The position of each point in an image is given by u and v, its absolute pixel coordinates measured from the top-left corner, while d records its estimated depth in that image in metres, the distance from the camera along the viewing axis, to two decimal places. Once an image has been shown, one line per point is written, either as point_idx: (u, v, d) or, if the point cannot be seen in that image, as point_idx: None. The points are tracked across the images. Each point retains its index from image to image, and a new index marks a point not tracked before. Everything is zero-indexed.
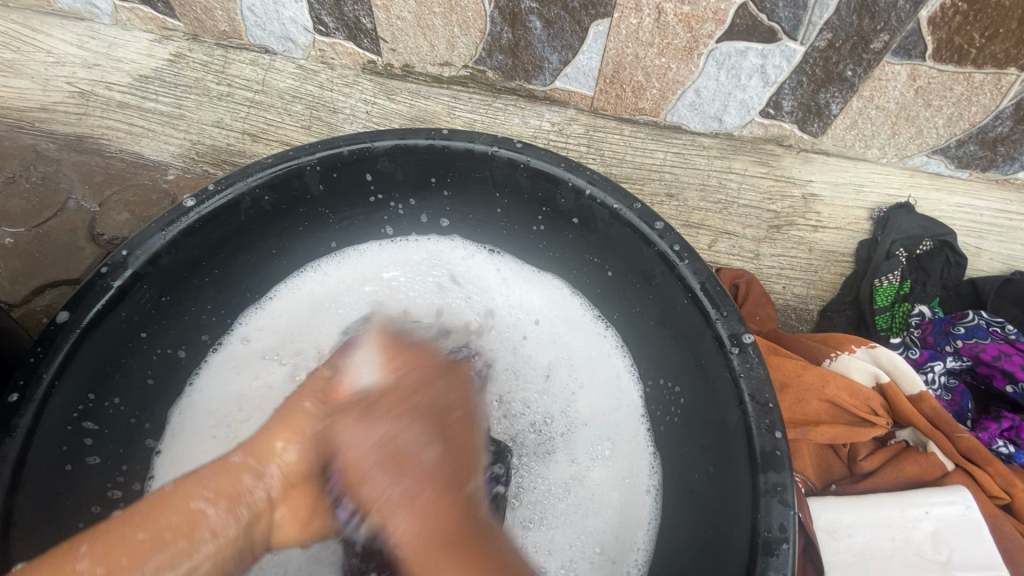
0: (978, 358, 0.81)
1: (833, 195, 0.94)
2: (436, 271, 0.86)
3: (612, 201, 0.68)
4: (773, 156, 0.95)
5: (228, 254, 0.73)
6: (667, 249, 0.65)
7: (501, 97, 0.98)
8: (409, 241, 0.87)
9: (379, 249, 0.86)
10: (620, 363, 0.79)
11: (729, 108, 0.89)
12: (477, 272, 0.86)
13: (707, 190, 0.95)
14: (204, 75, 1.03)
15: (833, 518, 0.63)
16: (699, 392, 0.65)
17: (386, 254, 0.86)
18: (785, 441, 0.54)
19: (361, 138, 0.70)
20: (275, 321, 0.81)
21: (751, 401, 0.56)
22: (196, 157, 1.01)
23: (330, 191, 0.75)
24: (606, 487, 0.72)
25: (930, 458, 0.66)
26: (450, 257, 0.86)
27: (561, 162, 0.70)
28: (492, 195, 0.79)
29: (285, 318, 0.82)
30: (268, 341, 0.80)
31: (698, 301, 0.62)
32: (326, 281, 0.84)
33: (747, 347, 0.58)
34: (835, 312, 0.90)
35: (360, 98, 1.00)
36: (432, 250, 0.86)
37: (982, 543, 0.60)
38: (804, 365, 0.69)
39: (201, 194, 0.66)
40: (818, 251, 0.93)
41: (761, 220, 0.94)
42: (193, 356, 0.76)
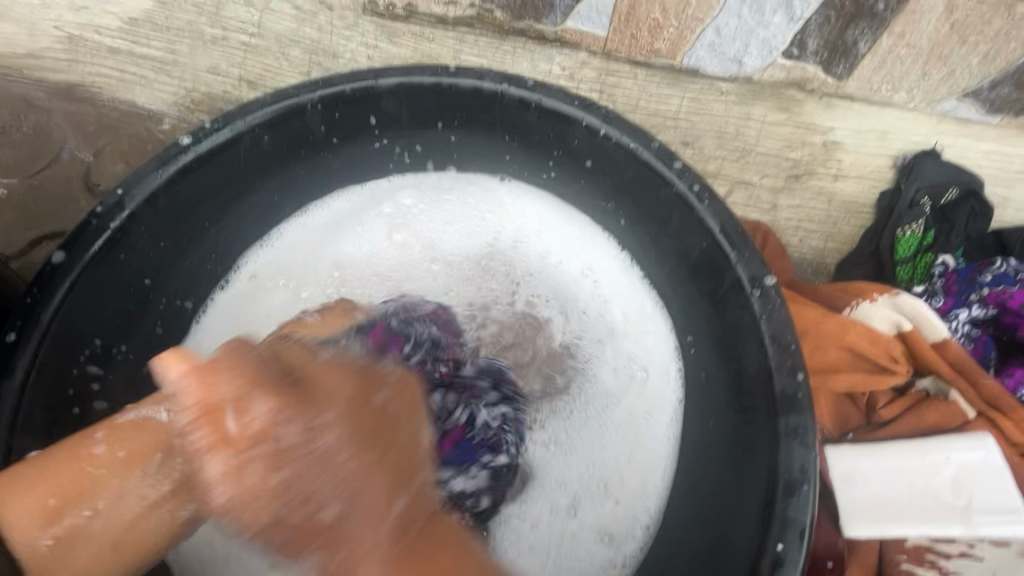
0: (1003, 306, 0.81)
1: (856, 142, 0.90)
2: (450, 207, 0.80)
3: (629, 140, 0.65)
4: (794, 102, 0.89)
5: (229, 199, 0.71)
6: (686, 190, 0.62)
7: (509, 39, 0.92)
8: (418, 173, 0.81)
9: (388, 181, 0.80)
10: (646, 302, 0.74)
11: (751, 49, 0.84)
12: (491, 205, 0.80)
13: (723, 138, 0.91)
14: (196, 16, 0.96)
15: (852, 465, 0.62)
16: (717, 339, 0.63)
17: (395, 186, 0.80)
18: (806, 383, 0.53)
19: (363, 75, 0.67)
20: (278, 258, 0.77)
21: (773, 343, 0.55)
22: (190, 105, 0.99)
23: (332, 134, 0.72)
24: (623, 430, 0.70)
25: (952, 405, 0.64)
26: (461, 190, 0.80)
27: (574, 99, 0.67)
28: (502, 138, 0.75)
29: (290, 254, 0.77)
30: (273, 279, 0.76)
31: (718, 244, 0.60)
32: (331, 215, 0.79)
33: (769, 290, 0.57)
34: (853, 265, 0.90)
35: (361, 41, 0.95)
36: (443, 184, 0.80)
37: (1003, 487, 0.59)
38: (824, 313, 0.68)
39: (197, 132, 0.63)
40: (837, 202, 0.90)
41: (779, 170, 0.91)
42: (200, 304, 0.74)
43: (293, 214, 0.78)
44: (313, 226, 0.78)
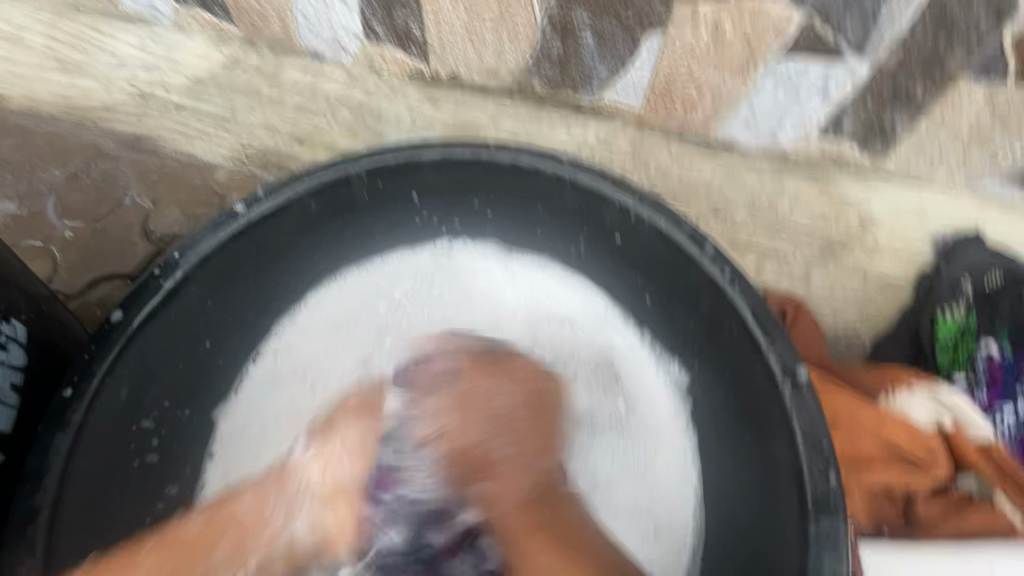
0: None
1: (892, 219, 0.89)
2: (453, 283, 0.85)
3: (661, 221, 0.66)
4: (828, 176, 0.90)
5: (271, 258, 0.74)
6: (717, 274, 0.63)
7: (546, 108, 0.96)
8: (432, 249, 0.85)
9: (404, 258, 0.85)
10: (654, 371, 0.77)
11: (785, 123, 0.85)
12: (499, 281, 0.85)
13: (755, 210, 0.92)
14: (255, 78, 1.04)
15: (887, 569, 0.59)
16: (746, 426, 0.63)
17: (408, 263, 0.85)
18: (838, 485, 0.52)
19: (407, 149, 0.70)
20: (303, 335, 0.81)
21: (803, 440, 0.54)
22: (246, 159, 1.05)
23: (375, 199, 0.76)
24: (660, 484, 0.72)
25: (995, 509, 0.62)
26: (469, 264, 0.85)
27: (610, 178, 0.69)
28: (535, 210, 0.77)
29: (311, 332, 0.81)
30: (296, 358, 0.80)
31: (750, 331, 0.60)
32: (346, 292, 0.83)
33: (801, 383, 0.56)
34: (888, 343, 0.87)
35: (406, 106, 1.01)
36: (452, 257, 0.85)
37: None
38: (859, 402, 0.66)
39: (251, 199, 0.67)
40: (873, 278, 0.89)
41: (812, 244, 0.91)
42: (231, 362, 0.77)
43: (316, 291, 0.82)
44: (329, 311, 0.82)
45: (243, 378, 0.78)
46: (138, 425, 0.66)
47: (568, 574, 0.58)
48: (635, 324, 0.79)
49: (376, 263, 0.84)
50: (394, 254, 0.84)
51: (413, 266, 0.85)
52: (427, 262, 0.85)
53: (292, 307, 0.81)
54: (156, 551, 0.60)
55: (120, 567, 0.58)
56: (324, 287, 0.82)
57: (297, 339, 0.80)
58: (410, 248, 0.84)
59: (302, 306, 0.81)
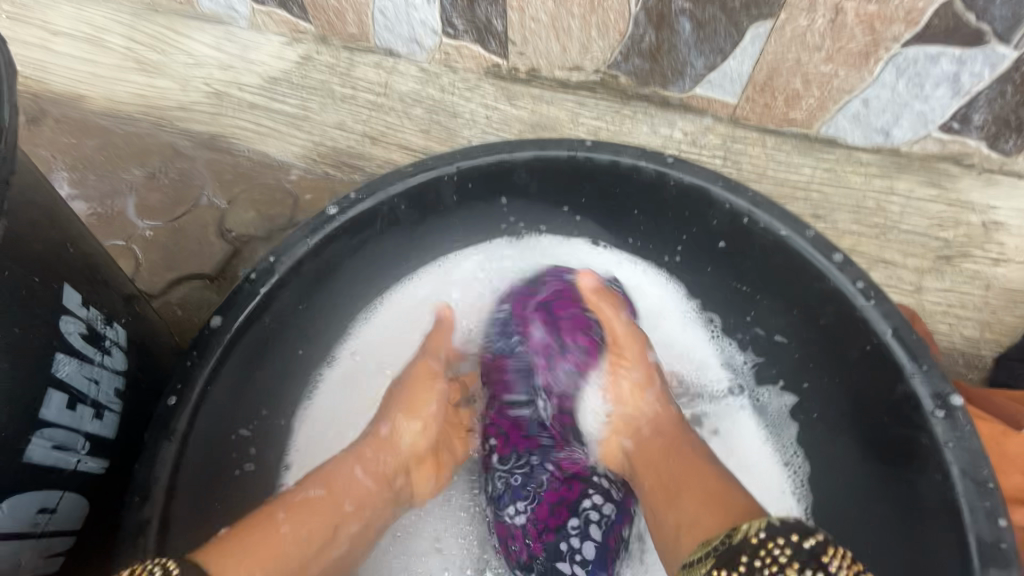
0: None
1: (1020, 223, 0.81)
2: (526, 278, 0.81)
3: (780, 226, 0.61)
4: (947, 176, 0.82)
5: (356, 261, 0.73)
6: (847, 286, 0.57)
7: (630, 103, 0.91)
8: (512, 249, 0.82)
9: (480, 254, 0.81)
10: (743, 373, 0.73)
11: (902, 120, 0.78)
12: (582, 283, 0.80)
13: (862, 213, 0.85)
14: (330, 77, 1.03)
15: None
16: (878, 453, 0.57)
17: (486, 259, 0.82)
18: (1011, 532, 0.46)
19: (501, 149, 0.67)
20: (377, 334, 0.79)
21: (963, 478, 0.48)
22: (318, 158, 1.04)
23: (462, 201, 0.73)
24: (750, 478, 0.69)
25: None
26: (547, 265, 0.81)
27: (719, 179, 0.63)
28: (629, 212, 0.73)
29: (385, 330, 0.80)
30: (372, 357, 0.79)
31: (888, 350, 0.54)
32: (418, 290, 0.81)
33: (956, 412, 0.50)
34: (1017, 360, 0.79)
35: (481, 102, 0.97)
36: (532, 256, 0.81)
37: None
38: (1005, 431, 0.59)
39: (343, 201, 0.65)
40: (997, 288, 0.81)
41: (927, 250, 0.83)
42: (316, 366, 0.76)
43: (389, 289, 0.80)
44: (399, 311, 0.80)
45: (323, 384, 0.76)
46: (236, 433, 0.66)
47: (701, 506, 0.55)
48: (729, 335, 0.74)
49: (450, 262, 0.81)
50: (468, 252, 0.81)
51: (483, 263, 0.81)
52: (496, 258, 0.81)
53: (366, 309, 0.79)
54: (290, 519, 0.58)
55: (262, 534, 0.56)
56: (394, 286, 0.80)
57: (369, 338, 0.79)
58: (489, 246, 0.81)
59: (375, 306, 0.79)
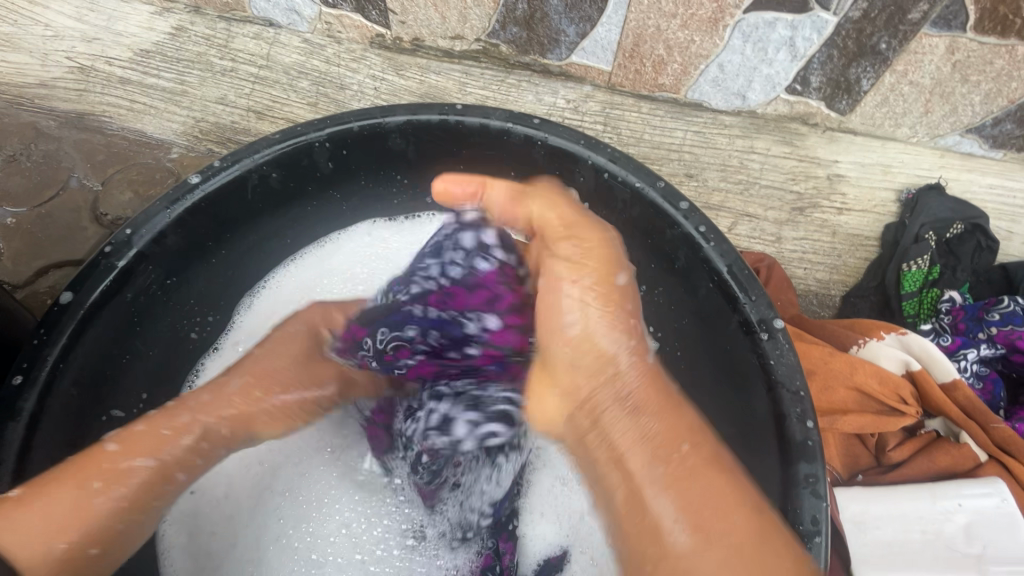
0: (1013, 346, 0.75)
1: (859, 175, 0.90)
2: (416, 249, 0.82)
3: (635, 179, 0.65)
4: (797, 135, 0.91)
5: (234, 233, 0.71)
6: (693, 230, 0.62)
7: (514, 72, 0.94)
8: (405, 222, 0.83)
9: (372, 227, 0.82)
10: None
11: (754, 84, 0.85)
12: None
13: (728, 170, 0.91)
14: (207, 49, 1.00)
15: (861, 510, 0.61)
16: (722, 381, 0.64)
17: (379, 232, 0.82)
18: (817, 429, 0.52)
19: (372, 113, 0.68)
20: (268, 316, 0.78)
21: (782, 389, 0.55)
22: (200, 135, 0.98)
23: (340, 169, 0.73)
24: None
25: (964, 448, 0.63)
26: None
27: (581, 138, 0.67)
28: (506, 175, 0.75)
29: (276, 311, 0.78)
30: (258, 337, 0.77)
31: (726, 284, 0.60)
32: (309, 268, 0.80)
33: (778, 333, 0.56)
34: (859, 297, 0.87)
35: (368, 73, 0.96)
36: (423, 228, 0.83)
37: (1018, 538, 0.57)
38: (832, 351, 0.67)
39: (207, 170, 0.64)
40: (842, 235, 0.90)
41: (784, 202, 0.91)
42: (201, 343, 0.74)
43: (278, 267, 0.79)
44: (288, 291, 0.79)
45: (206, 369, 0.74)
46: (108, 416, 0.64)
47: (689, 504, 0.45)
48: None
49: (342, 235, 0.81)
50: (359, 226, 0.82)
51: (375, 236, 0.82)
52: (385, 233, 0.82)
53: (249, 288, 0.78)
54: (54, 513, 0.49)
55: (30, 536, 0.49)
56: (283, 263, 0.79)
57: (255, 318, 0.77)
58: (381, 221, 0.82)
59: (264, 284, 0.78)
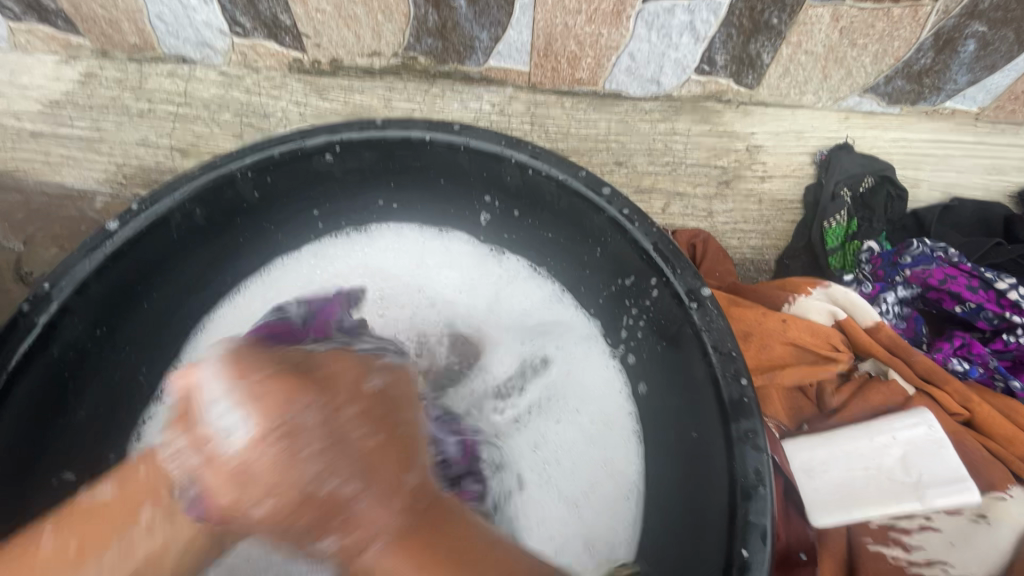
0: (926, 284, 0.79)
1: (775, 143, 0.95)
2: (363, 265, 0.83)
3: (558, 172, 0.67)
4: (713, 113, 0.95)
5: (166, 273, 0.70)
6: (617, 214, 0.65)
7: (436, 82, 0.96)
8: (348, 239, 0.83)
9: (319, 251, 0.83)
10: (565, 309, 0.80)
11: (665, 69, 0.89)
12: (420, 258, 0.84)
13: (654, 153, 0.95)
14: (121, 92, 0.97)
15: (809, 457, 0.64)
16: (663, 353, 0.66)
17: (323, 257, 0.83)
18: (751, 387, 0.55)
19: (291, 138, 0.67)
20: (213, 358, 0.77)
21: (716, 352, 0.57)
22: (124, 180, 0.95)
23: (267, 197, 0.72)
24: (587, 403, 0.74)
25: (891, 385, 0.67)
26: (383, 250, 0.84)
27: (501, 139, 0.68)
28: (434, 181, 0.76)
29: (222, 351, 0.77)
30: None
31: (653, 261, 0.63)
32: (255, 301, 0.80)
33: (706, 301, 0.59)
34: (791, 259, 0.91)
35: (290, 99, 0.96)
36: (368, 246, 0.84)
37: (948, 459, 0.61)
38: (765, 312, 0.71)
39: (124, 214, 0.62)
40: (767, 201, 0.94)
41: (710, 177, 0.94)
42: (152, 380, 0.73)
43: (224, 304, 0.79)
44: (234, 326, 0.78)
45: (156, 423, 0.73)
46: (59, 478, 0.63)
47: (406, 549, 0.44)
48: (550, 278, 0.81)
49: (285, 261, 0.81)
50: (303, 253, 0.82)
51: (326, 260, 0.83)
52: (336, 254, 0.83)
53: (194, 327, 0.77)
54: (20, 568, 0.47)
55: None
56: (228, 299, 0.79)
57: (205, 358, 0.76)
58: (330, 244, 0.83)
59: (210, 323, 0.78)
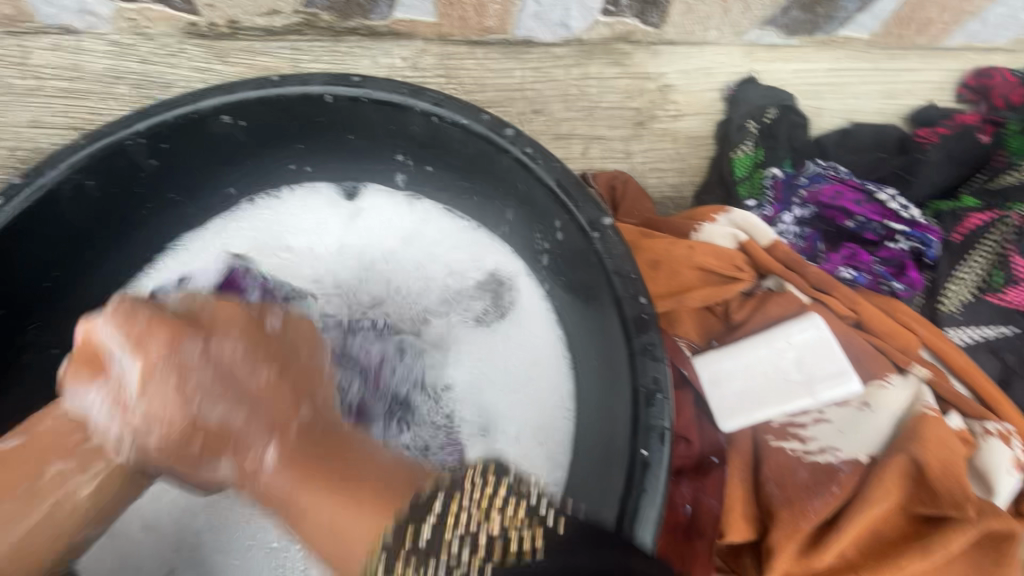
0: (820, 202, 0.84)
1: (685, 81, 0.97)
2: (274, 222, 0.80)
3: (461, 118, 0.67)
4: (624, 55, 0.96)
5: (65, 252, 0.67)
6: (521, 154, 0.66)
7: (344, 40, 0.93)
8: (257, 203, 0.80)
9: (224, 221, 0.79)
10: (485, 244, 0.80)
11: (571, 12, 0.89)
12: (332, 217, 0.82)
13: (570, 99, 0.96)
14: (3, 70, 0.91)
15: (715, 369, 0.69)
16: (577, 287, 0.68)
17: (231, 228, 0.79)
18: (650, 304, 0.59)
19: (182, 101, 0.65)
20: None
21: (616, 275, 0.60)
22: (21, 165, 0.90)
23: (166, 165, 0.70)
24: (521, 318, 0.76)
25: (788, 296, 0.72)
26: (295, 209, 0.81)
27: (402, 87, 0.68)
28: (345, 139, 0.76)
29: None
30: None
31: (557, 196, 0.65)
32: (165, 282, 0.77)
33: (606, 229, 0.62)
34: (707, 194, 0.95)
35: (191, 67, 0.92)
36: (280, 209, 0.81)
37: (837, 357, 0.67)
38: (673, 240, 0.74)
39: (7, 191, 0.60)
40: (682, 139, 0.97)
41: (625, 119, 0.96)
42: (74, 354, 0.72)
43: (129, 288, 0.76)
44: None
45: None
46: None
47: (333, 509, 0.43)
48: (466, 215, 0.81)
49: (190, 237, 0.78)
50: (208, 226, 0.79)
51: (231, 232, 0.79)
52: (245, 221, 0.80)
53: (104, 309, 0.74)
54: None
55: None
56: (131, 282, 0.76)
57: None
58: (239, 210, 0.80)
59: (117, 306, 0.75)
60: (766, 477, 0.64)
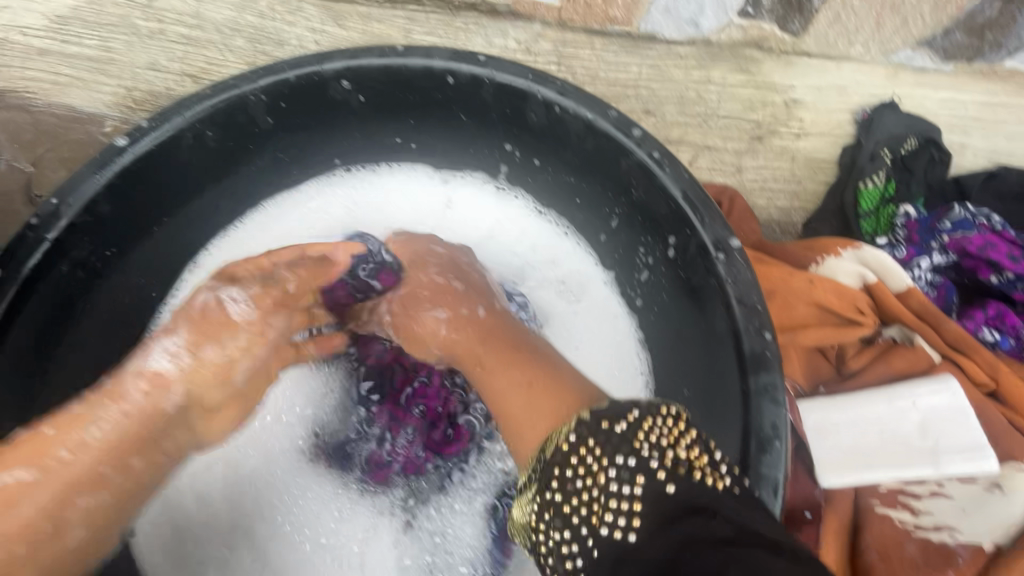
0: (964, 252, 0.77)
1: (816, 98, 0.89)
2: (363, 190, 0.80)
3: (586, 111, 0.63)
4: (752, 61, 0.89)
5: (172, 198, 0.67)
6: (646, 158, 0.61)
7: (460, 15, 0.90)
8: (352, 173, 0.80)
9: (318, 186, 0.79)
10: (569, 244, 0.78)
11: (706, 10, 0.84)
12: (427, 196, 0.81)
13: (686, 103, 0.90)
14: (130, 10, 0.93)
15: (822, 418, 0.63)
16: (682, 309, 0.64)
17: (322, 194, 0.79)
18: (774, 342, 0.54)
19: (307, 61, 0.64)
20: None
21: (739, 305, 0.55)
22: (133, 105, 0.92)
23: (281, 125, 0.69)
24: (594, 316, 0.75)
25: (917, 352, 0.65)
26: (386, 181, 0.81)
27: (528, 73, 0.64)
28: (455, 117, 0.73)
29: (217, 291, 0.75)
30: None
31: (681, 211, 0.60)
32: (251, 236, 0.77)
33: (733, 253, 0.57)
34: (819, 223, 0.87)
35: (306, 27, 0.91)
36: (374, 179, 0.80)
37: (969, 427, 0.61)
38: (793, 271, 0.68)
39: (134, 132, 0.60)
40: (801, 160, 0.89)
41: (742, 131, 0.89)
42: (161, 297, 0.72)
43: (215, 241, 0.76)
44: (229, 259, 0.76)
45: None
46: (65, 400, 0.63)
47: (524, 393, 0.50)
48: (563, 214, 0.78)
49: (282, 197, 0.78)
50: (301, 190, 0.79)
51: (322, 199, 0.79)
52: (338, 187, 0.80)
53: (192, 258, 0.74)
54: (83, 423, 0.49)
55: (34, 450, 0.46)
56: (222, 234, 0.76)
57: None
58: (337, 176, 0.79)
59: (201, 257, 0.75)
60: (867, 544, 0.60)
